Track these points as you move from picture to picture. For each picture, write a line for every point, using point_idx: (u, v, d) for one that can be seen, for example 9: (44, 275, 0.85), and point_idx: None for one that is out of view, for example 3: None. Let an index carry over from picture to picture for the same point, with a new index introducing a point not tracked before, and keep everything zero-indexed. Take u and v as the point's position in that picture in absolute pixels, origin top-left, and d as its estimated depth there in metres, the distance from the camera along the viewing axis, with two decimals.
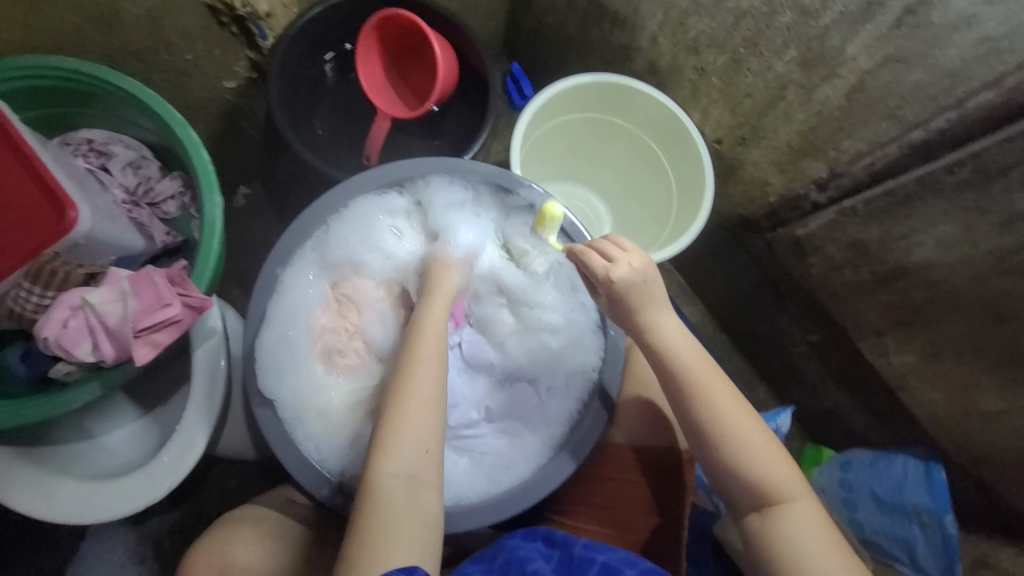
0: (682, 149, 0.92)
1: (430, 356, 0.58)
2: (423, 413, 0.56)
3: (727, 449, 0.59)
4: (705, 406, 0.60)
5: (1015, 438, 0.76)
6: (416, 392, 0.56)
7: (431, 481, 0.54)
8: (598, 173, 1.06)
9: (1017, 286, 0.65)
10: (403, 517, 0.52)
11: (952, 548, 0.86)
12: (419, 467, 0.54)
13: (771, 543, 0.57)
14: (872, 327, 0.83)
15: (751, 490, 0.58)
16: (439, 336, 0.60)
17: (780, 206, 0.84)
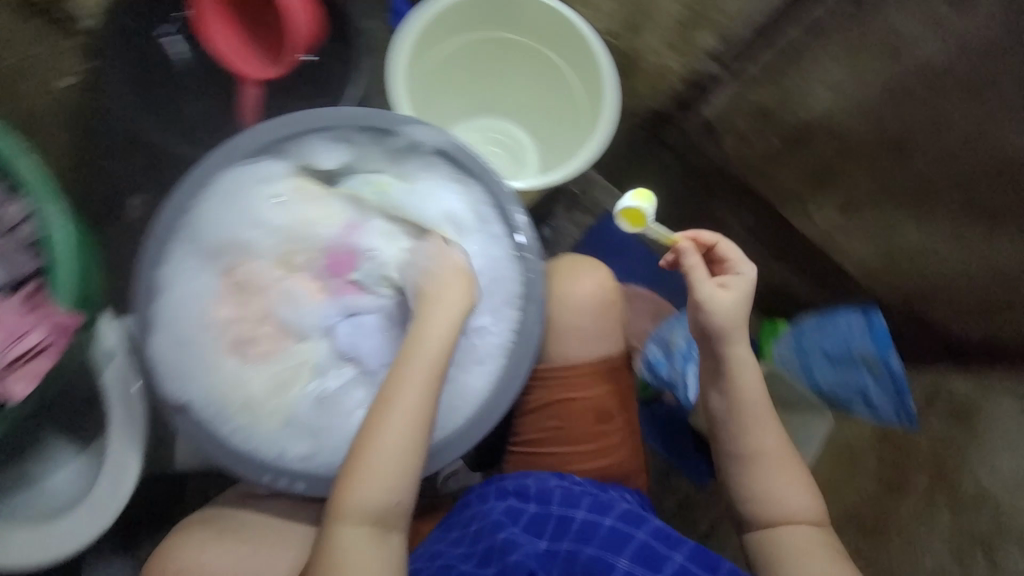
0: (577, 52, 0.88)
1: (410, 394, 0.59)
2: (399, 451, 0.57)
3: (759, 468, 0.66)
4: (751, 432, 0.67)
5: (939, 264, 0.80)
6: (382, 443, 0.57)
7: (395, 525, 0.58)
8: (503, 99, 1.00)
9: (901, 114, 0.74)
10: (364, 563, 0.55)
11: (900, 382, 0.90)
12: (383, 514, 0.56)
13: (774, 555, 0.64)
14: (793, 193, 0.84)
15: (772, 510, 0.65)
16: (427, 365, 0.60)
17: (686, 91, 0.86)
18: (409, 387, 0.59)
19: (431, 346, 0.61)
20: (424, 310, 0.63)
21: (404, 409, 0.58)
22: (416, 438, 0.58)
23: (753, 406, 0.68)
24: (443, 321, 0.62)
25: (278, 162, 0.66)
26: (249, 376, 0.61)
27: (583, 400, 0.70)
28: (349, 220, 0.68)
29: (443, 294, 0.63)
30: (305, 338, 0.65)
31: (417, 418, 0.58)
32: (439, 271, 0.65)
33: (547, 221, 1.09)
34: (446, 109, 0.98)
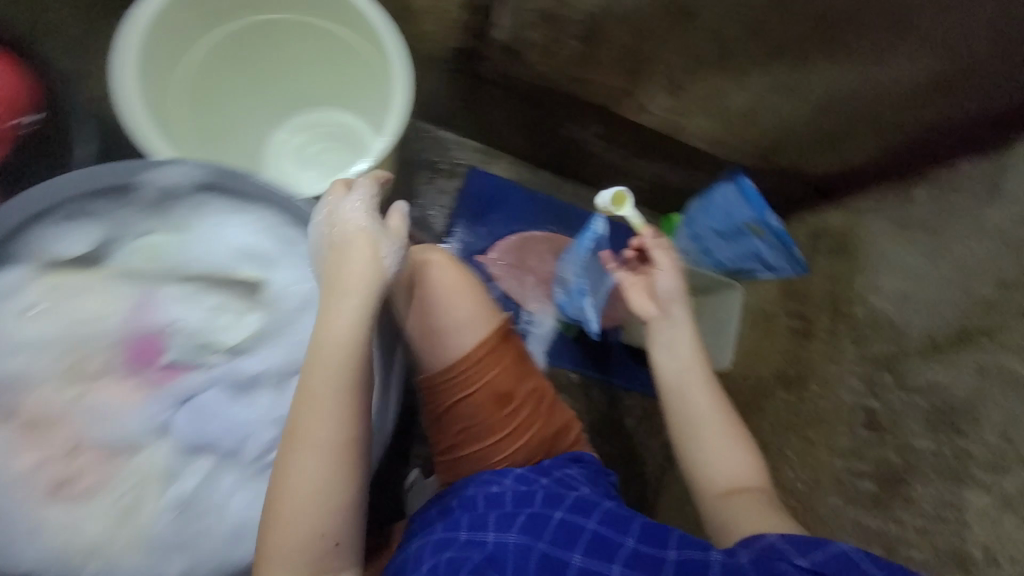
0: (342, 14, 0.78)
1: (321, 407, 0.51)
2: (324, 467, 0.51)
3: (697, 435, 0.68)
4: (682, 397, 0.70)
5: (776, 118, 0.74)
6: (300, 471, 0.50)
7: (337, 557, 0.52)
8: (298, 85, 0.91)
9: None
10: None
11: (781, 236, 0.92)
12: (318, 549, 0.51)
13: (722, 518, 0.62)
14: (617, 91, 0.77)
15: (715, 472, 0.66)
16: (344, 366, 0.52)
17: (469, 17, 0.72)
18: (321, 393, 0.51)
19: (341, 341, 0.52)
20: (330, 298, 0.54)
21: (320, 421, 0.51)
22: (339, 451, 0.51)
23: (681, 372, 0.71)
24: (356, 306, 0.54)
25: (12, 269, 0.56)
26: (88, 514, 0.55)
27: (478, 391, 0.69)
28: (136, 299, 0.59)
29: (347, 272, 0.54)
30: (143, 447, 0.58)
31: (336, 429, 0.51)
32: (341, 245, 0.56)
33: (418, 202, 1.16)
34: (243, 120, 0.91)
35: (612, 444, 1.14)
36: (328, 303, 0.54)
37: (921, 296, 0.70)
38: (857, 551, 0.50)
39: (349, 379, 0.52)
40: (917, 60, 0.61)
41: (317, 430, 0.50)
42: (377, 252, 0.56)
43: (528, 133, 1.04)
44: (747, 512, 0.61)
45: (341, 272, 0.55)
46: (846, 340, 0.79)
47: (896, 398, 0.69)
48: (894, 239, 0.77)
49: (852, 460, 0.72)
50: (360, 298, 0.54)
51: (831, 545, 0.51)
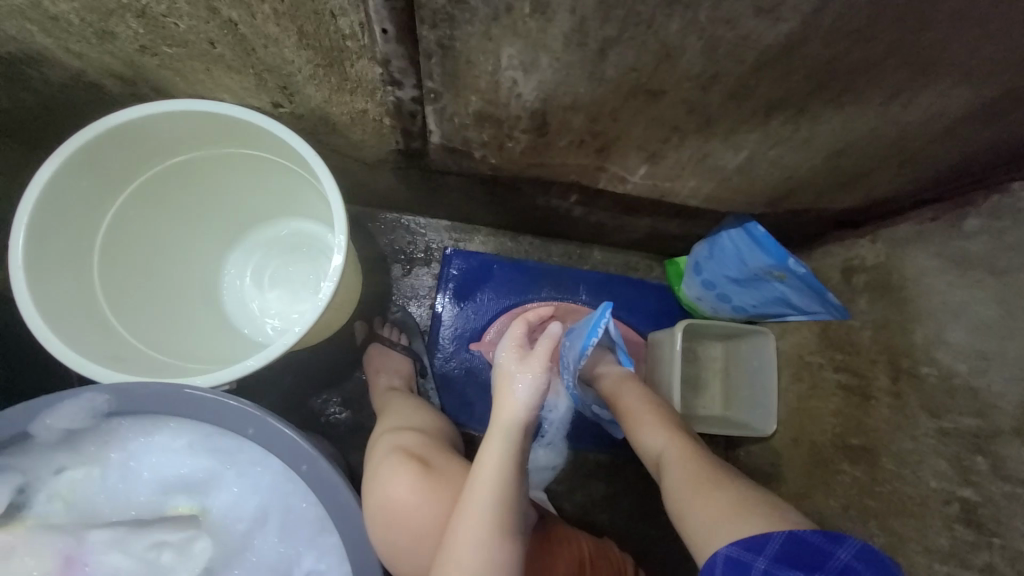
0: (260, 138, 0.69)
1: (474, 523, 0.53)
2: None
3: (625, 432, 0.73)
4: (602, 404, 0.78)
5: (783, 170, 0.62)
6: None
7: None
8: (238, 207, 0.84)
9: (671, 33, 0.41)
10: None
11: (812, 282, 0.79)
12: None
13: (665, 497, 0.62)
14: (589, 167, 0.65)
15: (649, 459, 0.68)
16: (498, 487, 0.55)
17: (401, 125, 0.61)
18: (464, 545, 0.52)
19: (492, 468, 0.56)
20: (487, 447, 0.58)
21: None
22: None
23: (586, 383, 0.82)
24: (498, 450, 0.57)
25: None
26: None
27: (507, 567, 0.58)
28: (61, 553, 0.49)
29: (497, 402, 0.62)
30: None
31: (480, 553, 0.52)
32: (495, 382, 0.65)
33: (397, 299, 1.04)
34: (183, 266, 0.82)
35: (655, 526, 1.01)
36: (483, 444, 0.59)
37: (1008, 357, 0.57)
38: (732, 544, 0.51)
39: (494, 525, 0.53)
40: (954, 95, 0.48)
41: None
42: (528, 392, 0.60)
43: (500, 207, 0.93)
44: (677, 490, 0.60)
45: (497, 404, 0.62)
46: (917, 408, 0.66)
47: (997, 487, 0.56)
48: (950, 282, 0.63)
49: (954, 566, 0.58)
50: (505, 441, 0.58)
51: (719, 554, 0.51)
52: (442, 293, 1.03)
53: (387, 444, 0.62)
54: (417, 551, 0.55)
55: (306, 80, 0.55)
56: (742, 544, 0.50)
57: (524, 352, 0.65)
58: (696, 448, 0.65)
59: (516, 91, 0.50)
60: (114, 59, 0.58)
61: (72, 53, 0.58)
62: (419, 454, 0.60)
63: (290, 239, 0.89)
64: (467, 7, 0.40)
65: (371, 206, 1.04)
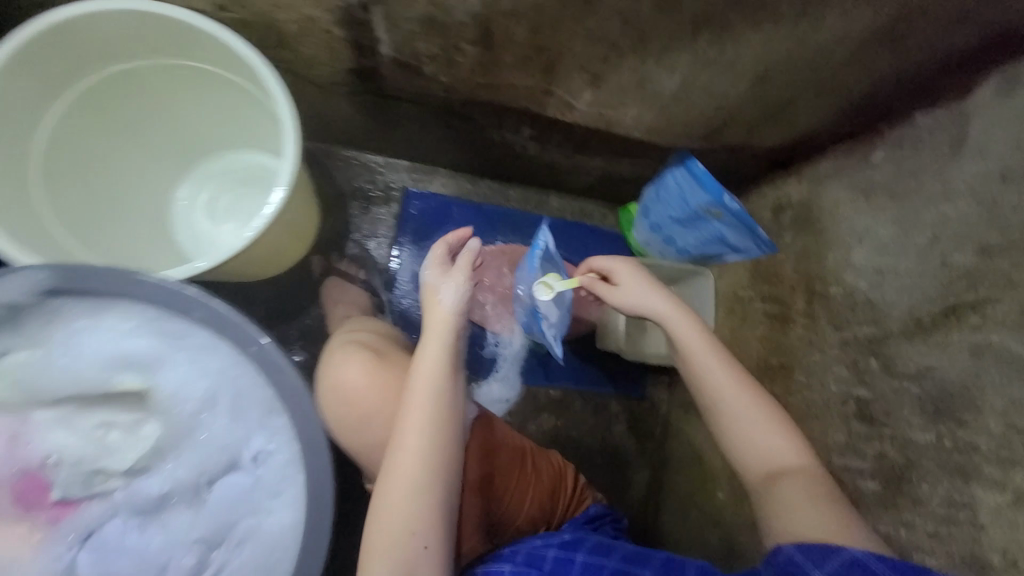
0: (197, 44, 0.68)
1: (416, 413, 0.57)
2: (416, 497, 0.54)
3: (726, 415, 0.65)
4: (706, 380, 0.67)
5: (712, 97, 0.67)
6: (398, 467, 0.55)
7: None
8: (186, 133, 0.84)
9: None
10: None
11: (744, 219, 0.84)
12: (410, 566, 0.52)
13: (772, 501, 0.58)
14: (535, 92, 0.69)
15: (752, 453, 0.62)
16: (432, 379, 0.59)
17: (350, 36, 0.62)
18: (413, 434, 0.56)
19: (430, 364, 0.60)
20: (425, 343, 0.62)
21: (409, 460, 0.55)
22: (427, 485, 0.55)
23: (691, 346, 0.69)
24: (439, 343, 0.62)
25: None
26: None
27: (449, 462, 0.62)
28: (8, 429, 0.51)
29: (428, 311, 0.66)
30: None
31: (422, 438, 0.56)
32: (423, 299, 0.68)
33: (356, 238, 1.05)
34: (133, 191, 0.82)
35: (601, 456, 1.08)
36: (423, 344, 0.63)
37: (899, 270, 0.64)
38: (872, 557, 0.50)
39: (438, 411, 0.58)
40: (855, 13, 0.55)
41: (409, 465, 0.55)
42: (452, 292, 0.66)
43: (457, 144, 0.95)
44: (801, 497, 0.57)
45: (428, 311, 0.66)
46: (826, 325, 0.73)
47: (886, 384, 0.64)
48: (859, 207, 0.70)
49: (848, 455, 0.67)
50: (439, 342, 0.62)
51: (843, 550, 0.51)
52: (402, 234, 1.06)
53: (338, 343, 0.65)
54: (362, 431, 0.59)
55: None
56: (880, 559, 0.50)
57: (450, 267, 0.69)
58: (820, 469, 0.61)
59: None
60: None
61: None
62: (371, 348, 0.64)
63: (242, 172, 0.90)
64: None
65: (328, 144, 1.04)
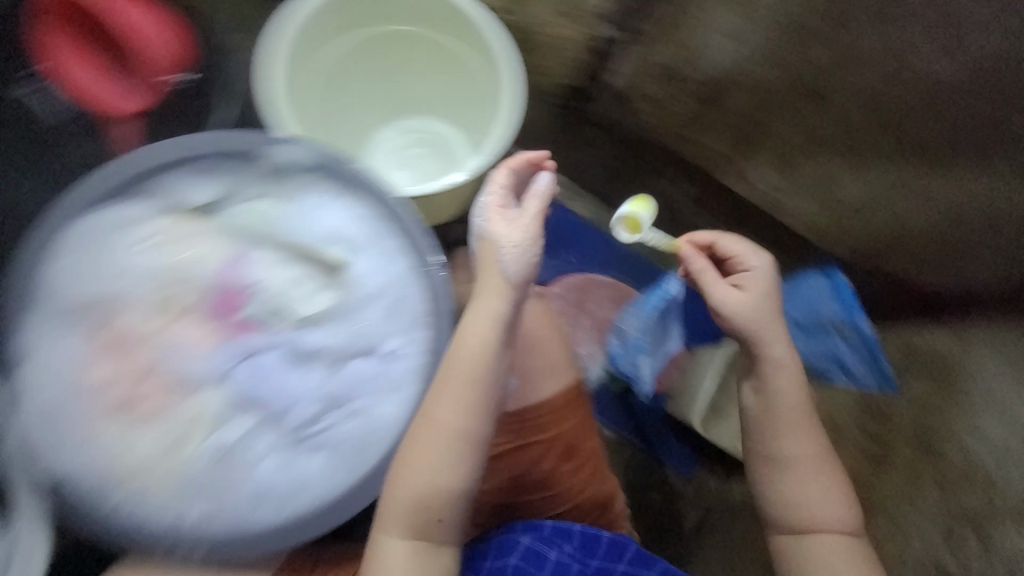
0: (468, 33, 0.79)
1: (454, 389, 0.57)
2: (443, 470, 0.56)
3: (788, 476, 0.61)
4: (784, 435, 0.62)
5: (884, 213, 0.73)
6: (426, 435, 0.56)
7: (440, 544, 0.56)
8: (414, 94, 0.89)
9: None
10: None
11: (870, 343, 0.83)
12: (423, 526, 0.55)
13: (798, 565, 0.59)
14: (720, 157, 0.77)
15: (793, 515, 0.60)
16: (477, 358, 0.58)
17: (590, 61, 0.74)
18: (448, 408, 0.56)
19: (478, 347, 0.58)
20: (472, 312, 0.60)
21: (442, 435, 0.56)
22: (450, 463, 0.56)
23: (787, 398, 0.62)
24: (492, 314, 0.59)
25: (138, 203, 0.60)
26: (136, 439, 0.57)
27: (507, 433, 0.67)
28: (233, 252, 0.63)
29: (486, 272, 0.60)
30: (197, 390, 0.60)
31: (456, 414, 0.56)
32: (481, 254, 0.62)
33: None
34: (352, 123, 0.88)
35: None
36: (469, 313, 0.59)
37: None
38: None
39: (473, 389, 0.57)
40: None
41: (440, 437, 0.56)
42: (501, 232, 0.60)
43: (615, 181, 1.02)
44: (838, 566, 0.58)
45: (488, 267, 0.61)
46: (931, 484, 0.71)
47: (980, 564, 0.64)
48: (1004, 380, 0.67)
49: None
50: (492, 322, 0.59)
51: None
52: None
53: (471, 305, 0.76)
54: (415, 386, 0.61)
55: None
56: None
57: (509, 205, 0.63)
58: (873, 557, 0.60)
59: None
60: None
61: None
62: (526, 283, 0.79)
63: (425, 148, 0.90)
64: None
65: None
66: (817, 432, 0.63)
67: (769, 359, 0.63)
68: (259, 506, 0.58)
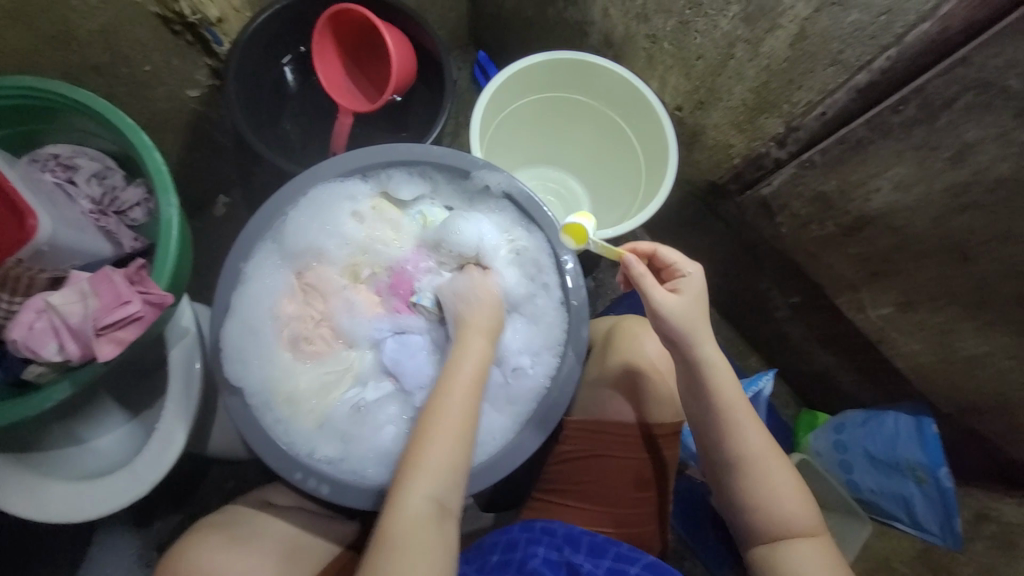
0: (643, 120, 0.91)
1: (468, 369, 0.62)
2: (453, 453, 0.58)
3: (745, 472, 0.63)
4: (731, 436, 0.63)
5: (997, 381, 0.75)
6: (446, 408, 0.59)
7: (454, 511, 0.57)
8: (567, 149, 1.05)
9: (979, 222, 0.63)
10: (421, 551, 0.54)
11: (949, 501, 0.84)
12: (444, 493, 0.56)
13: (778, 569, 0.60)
14: (846, 281, 0.81)
15: (764, 522, 0.62)
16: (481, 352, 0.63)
17: (746, 169, 0.81)
18: (455, 391, 0.60)
19: (480, 341, 0.64)
20: (467, 325, 0.65)
21: (447, 412, 0.59)
22: (461, 436, 0.58)
23: (721, 398, 0.63)
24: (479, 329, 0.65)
25: (364, 184, 0.71)
26: (301, 370, 0.67)
27: (583, 450, 0.73)
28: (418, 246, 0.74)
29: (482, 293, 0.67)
30: (352, 345, 0.71)
31: (467, 394, 0.61)
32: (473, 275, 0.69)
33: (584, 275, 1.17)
34: (507, 156, 1.04)
35: None
36: (463, 337, 0.64)
37: None
38: None
39: (478, 372, 0.62)
40: None
41: (458, 416, 0.59)
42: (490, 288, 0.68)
43: (717, 271, 1.07)
44: None
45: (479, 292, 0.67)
46: None
47: None
48: None
49: None
50: (485, 323, 0.65)
51: None
52: None
53: None
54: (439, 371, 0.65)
55: (724, 107, 0.78)
56: None
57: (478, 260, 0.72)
58: None
59: (871, 196, 0.70)
60: (619, 24, 0.85)
61: (602, 11, 0.86)
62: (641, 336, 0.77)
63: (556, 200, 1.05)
64: (968, 119, 0.58)
65: None
66: (767, 433, 0.64)
67: (698, 359, 0.64)
68: (382, 465, 0.64)
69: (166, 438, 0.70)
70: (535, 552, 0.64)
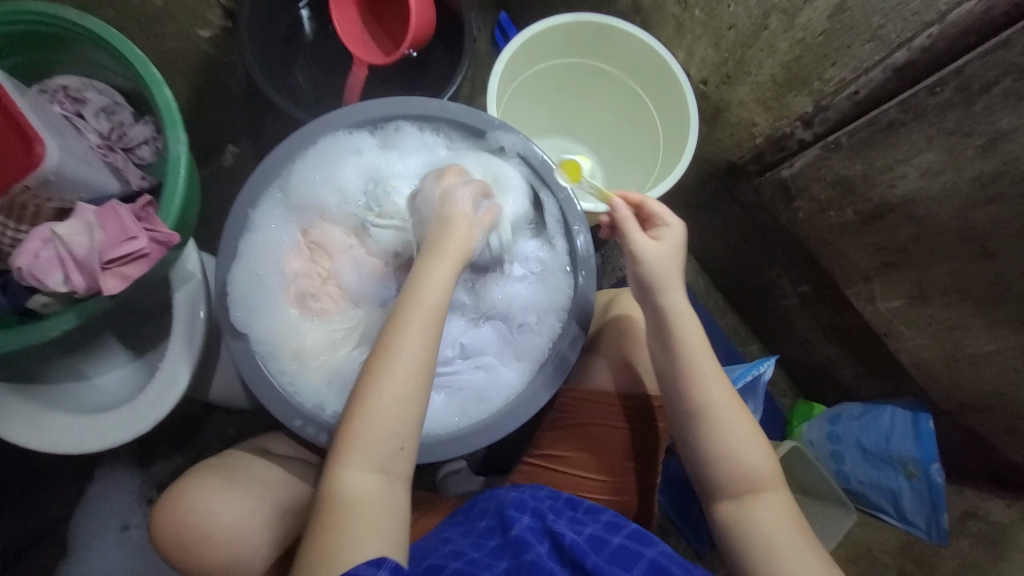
0: (665, 91, 0.88)
1: (427, 316, 0.54)
2: (403, 410, 0.52)
3: (703, 419, 0.61)
4: (695, 383, 0.61)
5: (999, 379, 0.75)
6: (399, 364, 0.53)
7: (403, 476, 0.53)
8: (584, 120, 1.03)
9: (1003, 215, 0.62)
10: (371, 518, 0.51)
11: (938, 496, 0.84)
12: (389, 461, 0.52)
13: (738, 515, 0.59)
14: (860, 272, 0.79)
15: (723, 470, 0.60)
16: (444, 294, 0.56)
17: (769, 150, 0.79)
18: (406, 342, 0.53)
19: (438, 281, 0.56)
20: (425, 265, 0.57)
21: (395, 368, 0.52)
22: (410, 393, 0.52)
23: (685, 346, 0.62)
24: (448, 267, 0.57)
25: (373, 138, 0.69)
26: (308, 330, 0.67)
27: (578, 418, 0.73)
28: None
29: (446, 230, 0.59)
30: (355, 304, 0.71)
31: (419, 350, 0.53)
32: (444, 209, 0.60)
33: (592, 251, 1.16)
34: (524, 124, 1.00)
35: None
36: (422, 264, 0.57)
37: None
38: None
39: (435, 320, 0.55)
40: None
41: (403, 373, 0.52)
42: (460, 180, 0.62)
43: (727, 256, 1.05)
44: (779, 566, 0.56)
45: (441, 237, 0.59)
46: None
47: None
48: None
49: None
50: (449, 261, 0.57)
51: None
52: None
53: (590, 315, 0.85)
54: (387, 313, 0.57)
55: (751, 82, 0.76)
56: None
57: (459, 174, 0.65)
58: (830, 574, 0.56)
59: (896, 183, 0.68)
60: None
61: None
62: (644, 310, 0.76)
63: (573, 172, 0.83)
64: (1004, 105, 0.56)
65: None
66: (724, 378, 0.62)
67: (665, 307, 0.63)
68: None
69: (166, 379, 0.71)
70: (519, 519, 0.62)
